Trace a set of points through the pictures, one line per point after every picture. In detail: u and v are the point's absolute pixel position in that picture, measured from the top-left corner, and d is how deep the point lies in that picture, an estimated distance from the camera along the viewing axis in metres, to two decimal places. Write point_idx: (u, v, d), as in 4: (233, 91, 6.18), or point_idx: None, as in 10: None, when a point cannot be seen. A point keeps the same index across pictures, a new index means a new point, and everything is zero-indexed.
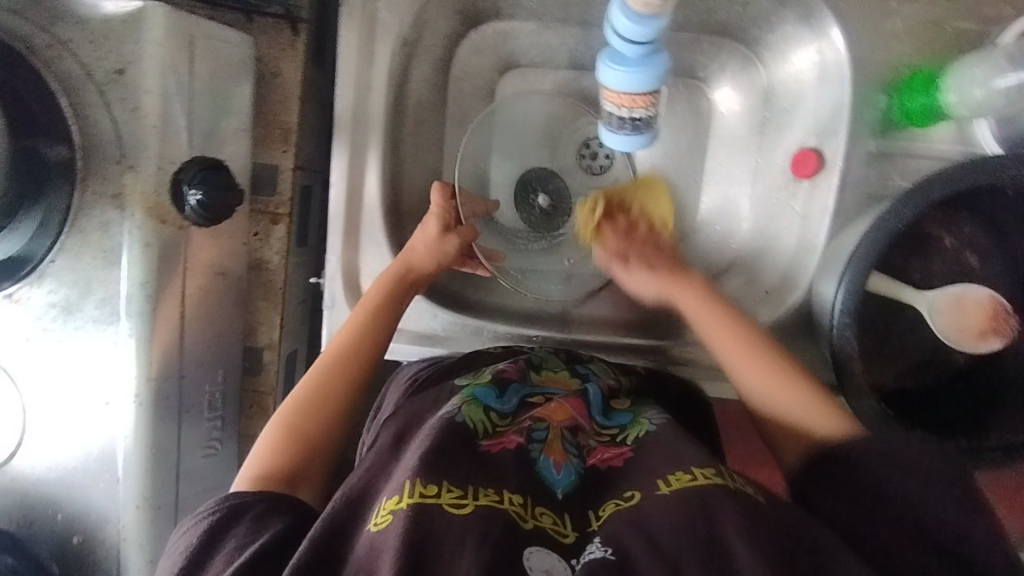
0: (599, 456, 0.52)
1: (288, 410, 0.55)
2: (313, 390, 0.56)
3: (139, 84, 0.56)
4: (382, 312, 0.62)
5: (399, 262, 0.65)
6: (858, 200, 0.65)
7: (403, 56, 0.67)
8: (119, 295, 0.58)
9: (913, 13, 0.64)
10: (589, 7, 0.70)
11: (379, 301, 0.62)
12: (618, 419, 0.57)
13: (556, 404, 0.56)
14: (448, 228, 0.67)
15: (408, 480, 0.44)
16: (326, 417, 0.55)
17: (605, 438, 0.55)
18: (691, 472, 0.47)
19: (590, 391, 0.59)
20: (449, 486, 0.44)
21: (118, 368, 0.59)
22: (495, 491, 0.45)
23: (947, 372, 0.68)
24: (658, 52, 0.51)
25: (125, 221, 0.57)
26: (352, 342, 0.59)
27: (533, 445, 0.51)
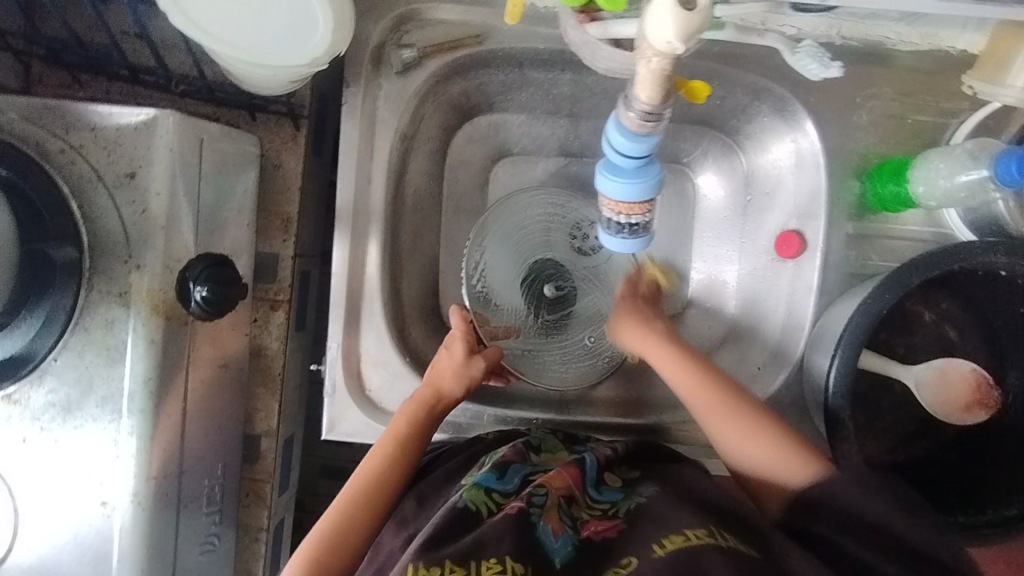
0: (593, 528, 0.54)
1: (313, 541, 0.55)
2: (338, 518, 0.56)
3: (149, 186, 0.57)
4: (405, 449, 0.61)
5: (429, 390, 0.64)
6: (840, 279, 0.69)
7: (402, 149, 0.70)
8: (121, 392, 0.57)
9: (878, 106, 0.69)
10: (578, 101, 0.74)
11: (407, 431, 0.62)
12: (610, 493, 0.59)
13: (554, 471, 0.58)
14: (472, 350, 0.67)
15: (412, 561, 0.48)
16: (346, 551, 0.55)
17: (597, 513, 0.56)
18: (682, 533, 0.50)
19: (587, 460, 0.61)
20: (452, 565, 0.47)
21: (118, 467, 0.58)
22: (497, 560, 0.48)
23: (936, 444, 0.70)
24: (653, 162, 0.50)
25: (130, 318, 0.57)
26: (381, 471, 0.59)
27: (534, 509, 0.53)
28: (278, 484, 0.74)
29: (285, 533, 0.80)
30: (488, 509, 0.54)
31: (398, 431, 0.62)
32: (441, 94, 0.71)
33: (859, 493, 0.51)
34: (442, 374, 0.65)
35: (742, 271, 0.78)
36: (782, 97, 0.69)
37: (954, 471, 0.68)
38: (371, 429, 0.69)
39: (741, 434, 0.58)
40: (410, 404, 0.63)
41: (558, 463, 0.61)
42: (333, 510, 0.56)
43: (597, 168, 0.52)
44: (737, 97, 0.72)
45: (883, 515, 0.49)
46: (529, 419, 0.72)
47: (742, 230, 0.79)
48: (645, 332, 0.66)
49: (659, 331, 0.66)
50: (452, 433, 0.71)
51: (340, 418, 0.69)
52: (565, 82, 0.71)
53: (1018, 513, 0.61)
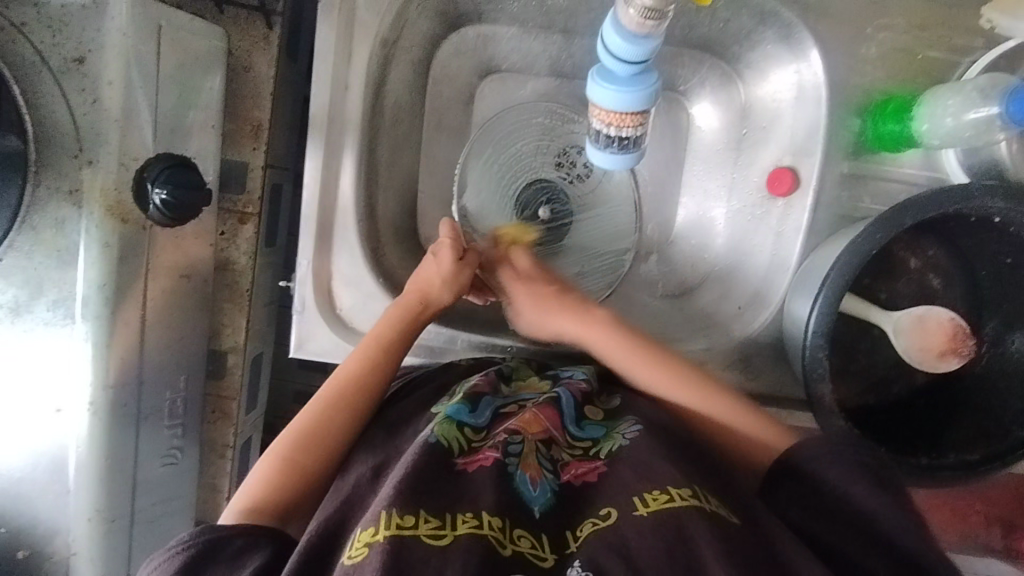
0: (573, 472, 0.53)
1: (287, 441, 0.54)
2: (312, 423, 0.55)
3: (99, 75, 0.52)
4: (383, 349, 0.59)
5: (415, 297, 0.63)
6: (830, 220, 0.67)
7: (382, 56, 0.65)
8: (75, 296, 0.54)
9: (889, 38, 0.65)
10: (573, 16, 0.69)
11: (389, 337, 0.60)
12: (592, 430, 0.58)
13: (530, 415, 0.56)
14: (461, 258, 0.66)
15: (386, 507, 0.44)
16: (323, 453, 0.54)
17: (579, 451, 0.55)
18: (667, 491, 0.48)
19: (563, 398, 0.59)
20: (427, 515, 0.44)
21: (73, 373, 0.55)
22: (475, 515, 0.46)
23: (905, 388, 0.70)
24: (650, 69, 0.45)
25: (82, 219, 0.54)
26: (360, 374, 0.58)
27: (510, 460, 0.51)
28: (245, 402, 0.73)
29: (253, 451, 0.80)
30: (459, 447, 0.52)
31: (380, 337, 0.60)
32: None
33: (873, 495, 0.47)
34: (428, 283, 0.64)
35: (729, 207, 0.76)
36: (788, 23, 0.65)
37: (921, 417, 0.69)
38: (341, 348, 0.67)
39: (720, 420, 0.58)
40: (394, 312, 0.62)
41: (533, 400, 0.59)
42: (307, 412, 0.56)
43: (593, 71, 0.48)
44: (742, 21, 0.68)
45: (891, 516, 0.46)
46: (505, 346, 0.71)
47: (734, 165, 0.76)
48: (584, 324, 0.65)
49: (576, 319, 0.65)
50: (428, 357, 0.69)
51: (310, 336, 0.67)
52: None
53: (980, 458, 0.63)
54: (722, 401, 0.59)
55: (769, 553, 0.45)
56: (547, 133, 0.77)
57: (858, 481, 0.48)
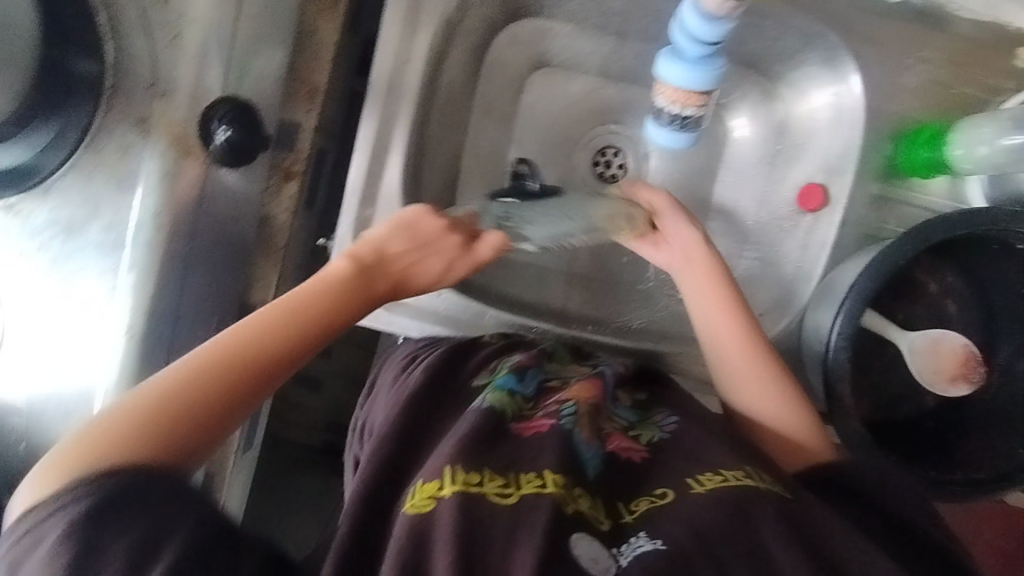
0: (618, 444, 0.55)
1: (178, 388, 0.46)
2: (199, 377, 0.46)
3: (184, 12, 0.55)
4: (309, 312, 0.51)
5: (385, 276, 0.56)
6: (858, 238, 0.70)
7: (445, 33, 0.68)
8: (128, 221, 0.56)
9: (926, 71, 0.68)
10: (628, 19, 0.74)
11: (336, 310, 0.52)
12: (630, 414, 0.59)
13: (579, 386, 0.57)
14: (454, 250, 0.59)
15: (448, 464, 0.47)
16: (197, 419, 0.45)
17: (619, 426, 0.57)
18: (721, 473, 0.51)
19: (605, 376, 0.61)
20: (492, 474, 0.47)
21: (115, 296, 0.56)
22: (536, 475, 0.48)
23: (916, 410, 0.71)
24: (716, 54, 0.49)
25: (147, 147, 0.55)
26: (285, 341, 0.49)
27: (566, 421, 0.53)
28: None
29: None
30: (511, 413, 0.54)
31: (324, 306, 0.52)
32: None
33: (923, 518, 0.53)
34: (411, 272, 0.57)
35: (759, 218, 0.78)
36: (832, 45, 0.68)
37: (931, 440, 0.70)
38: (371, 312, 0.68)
39: (744, 380, 0.60)
40: (349, 282, 0.54)
41: (577, 375, 0.60)
42: (179, 366, 0.46)
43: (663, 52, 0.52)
44: (788, 40, 0.71)
45: (911, 503, 0.54)
46: (529, 327, 0.71)
47: (766, 179, 0.78)
48: (728, 310, 0.61)
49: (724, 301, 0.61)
50: (450, 330, 0.70)
51: None
52: None
53: (984, 478, 0.63)
54: (779, 380, 0.60)
55: (819, 537, 0.48)
56: (586, 130, 0.80)
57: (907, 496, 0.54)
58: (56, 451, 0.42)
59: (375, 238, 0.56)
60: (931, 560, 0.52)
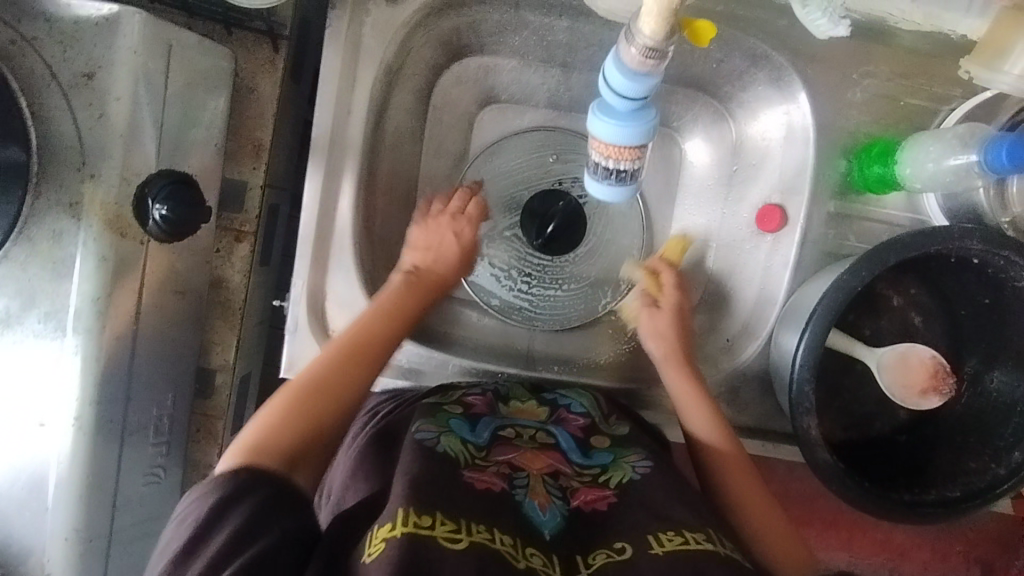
0: (583, 498, 0.54)
1: (315, 386, 0.54)
2: (332, 369, 0.55)
3: (108, 90, 0.53)
4: (398, 315, 0.60)
5: (432, 275, 0.65)
6: (817, 257, 0.69)
7: (386, 82, 0.67)
8: (67, 309, 0.54)
9: (873, 85, 0.68)
10: (574, 51, 0.71)
11: (401, 305, 0.61)
12: (598, 458, 0.59)
13: (535, 454, 0.57)
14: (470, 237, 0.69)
15: (403, 505, 0.45)
16: (337, 402, 0.54)
17: (588, 478, 0.57)
18: (683, 534, 0.49)
19: (560, 435, 0.61)
20: (444, 518, 0.45)
21: (57, 385, 0.55)
22: (488, 529, 0.46)
23: (888, 424, 0.72)
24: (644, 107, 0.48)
25: (80, 232, 0.54)
26: (380, 327, 0.59)
27: (516, 490, 0.52)
28: (230, 421, 0.73)
29: None
30: (464, 459, 0.53)
31: (398, 306, 0.61)
32: (432, 28, 0.68)
33: None
34: (445, 260, 0.67)
35: (721, 240, 0.78)
36: (778, 66, 0.68)
37: (903, 454, 0.70)
38: None
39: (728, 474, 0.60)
40: (405, 284, 0.63)
41: (534, 437, 0.60)
42: (309, 376, 0.54)
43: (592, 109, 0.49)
44: (734, 62, 0.70)
45: None
46: (494, 371, 0.71)
47: (724, 201, 0.78)
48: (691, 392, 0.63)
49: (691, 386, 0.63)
50: (413, 380, 0.69)
51: (301, 356, 0.67)
52: (561, 29, 0.68)
53: (957, 496, 0.63)
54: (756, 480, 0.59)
55: None
56: (539, 160, 0.78)
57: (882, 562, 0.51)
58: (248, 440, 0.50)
59: (416, 248, 0.67)
60: None
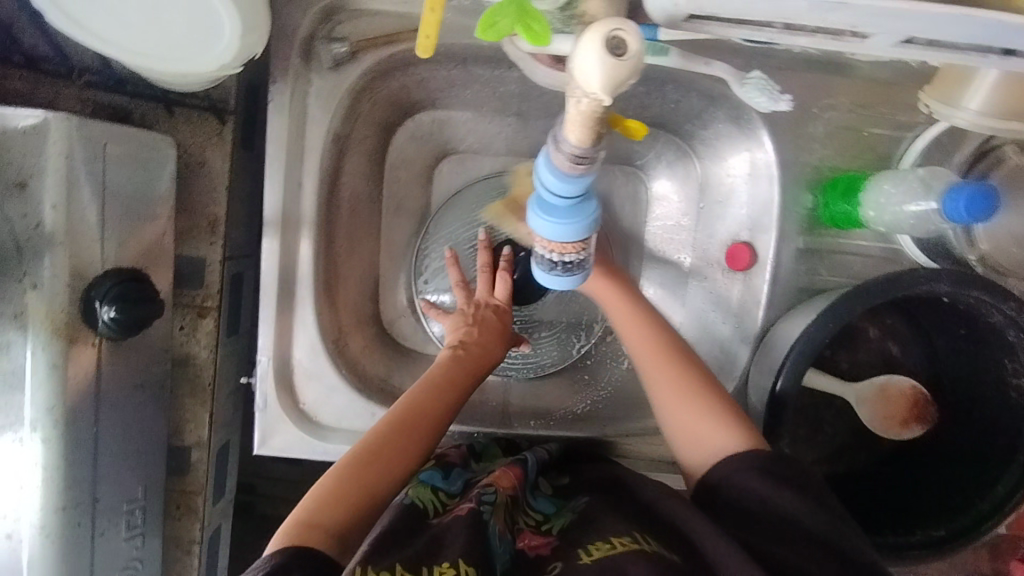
0: (526, 542, 0.53)
1: (365, 457, 0.51)
2: (383, 441, 0.53)
3: (42, 199, 0.52)
4: (450, 387, 0.58)
5: (479, 352, 0.63)
6: (788, 295, 0.67)
7: (336, 150, 0.66)
8: (22, 418, 0.53)
9: (834, 118, 0.66)
10: (527, 101, 0.69)
11: (453, 377, 0.59)
12: (542, 505, 0.58)
13: (500, 472, 0.58)
14: (502, 307, 0.68)
15: (359, 564, 0.45)
16: (388, 475, 0.52)
17: (532, 522, 0.56)
18: (609, 540, 0.50)
19: (527, 465, 0.61)
20: (402, 572, 0.45)
21: (20, 476, 0.54)
22: (449, 566, 0.46)
23: (870, 455, 0.71)
24: (586, 205, 0.43)
25: (27, 342, 0.52)
26: (431, 397, 0.57)
27: (483, 507, 0.52)
28: (210, 496, 0.72)
29: (223, 540, 0.79)
30: (434, 509, 0.54)
31: (451, 377, 0.59)
32: (378, 90, 0.66)
33: (815, 518, 0.47)
34: (487, 331, 0.65)
35: (693, 276, 0.77)
36: (737, 106, 0.66)
37: (887, 487, 0.69)
38: (306, 443, 0.66)
39: (665, 387, 0.58)
40: (461, 356, 0.61)
41: (500, 465, 0.60)
42: (356, 450, 0.52)
43: (529, 203, 0.45)
44: (692, 101, 0.69)
45: (802, 510, 0.47)
46: (467, 433, 0.70)
47: (693, 237, 0.77)
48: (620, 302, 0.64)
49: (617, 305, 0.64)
50: None
51: (272, 432, 0.66)
52: (512, 80, 0.66)
53: (942, 535, 0.61)
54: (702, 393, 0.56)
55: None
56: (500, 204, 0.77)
57: (777, 487, 0.48)
58: (300, 515, 0.47)
59: (462, 322, 0.66)
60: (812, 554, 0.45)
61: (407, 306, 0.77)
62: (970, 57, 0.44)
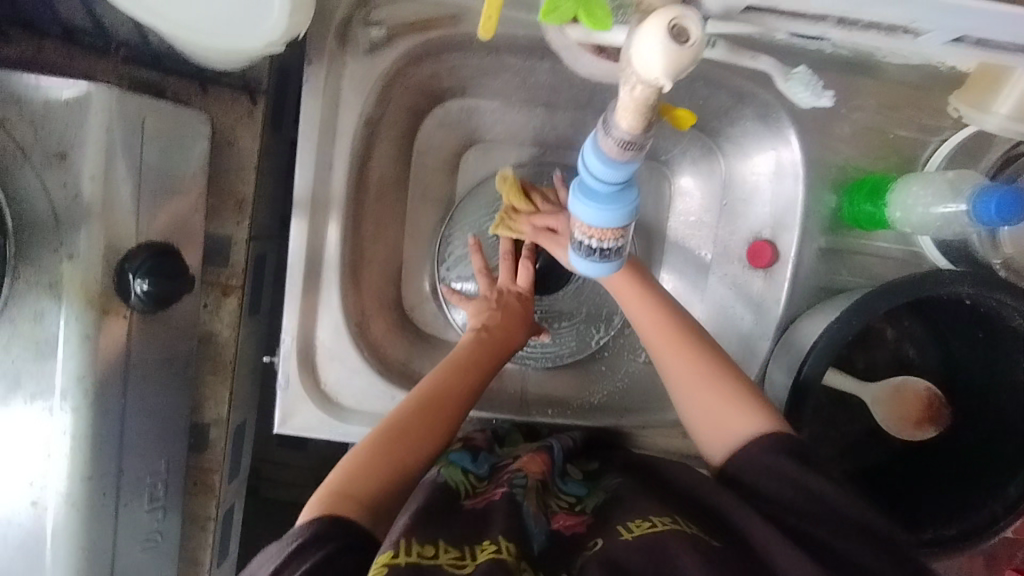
0: (562, 521, 0.52)
1: (394, 432, 0.53)
2: (411, 416, 0.54)
3: (81, 170, 0.52)
4: (475, 370, 0.59)
5: (503, 337, 0.64)
6: (809, 294, 0.68)
7: (367, 133, 0.66)
8: (53, 387, 0.53)
9: (861, 119, 0.66)
10: (557, 92, 0.70)
11: (478, 359, 0.60)
12: (573, 487, 0.58)
13: (529, 459, 0.58)
14: (526, 294, 0.69)
15: (403, 536, 0.44)
16: (417, 451, 0.53)
17: (565, 504, 0.55)
18: (650, 519, 0.49)
19: (556, 453, 0.61)
20: (445, 547, 0.45)
21: (49, 445, 0.54)
22: (492, 542, 0.46)
23: (884, 454, 0.72)
24: (628, 192, 0.44)
25: (61, 312, 0.53)
26: (457, 377, 0.58)
27: (516, 490, 0.53)
28: (227, 474, 0.73)
29: (236, 519, 0.79)
30: (465, 489, 0.54)
31: (477, 359, 0.60)
32: (410, 76, 0.67)
33: (851, 502, 0.48)
34: (511, 317, 0.66)
35: (712, 273, 0.78)
36: (766, 104, 0.66)
37: (900, 486, 0.70)
38: (327, 423, 0.66)
39: (677, 357, 0.58)
40: (485, 340, 0.62)
41: (528, 452, 0.61)
42: (385, 424, 0.53)
43: (571, 190, 0.46)
44: (720, 98, 0.69)
45: (845, 500, 0.48)
46: (486, 419, 0.70)
47: (714, 234, 0.78)
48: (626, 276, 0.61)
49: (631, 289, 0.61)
50: None
51: (293, 412, 0.66)
52: (543, 70, 0.67)
53: (955, 533, 0.62)
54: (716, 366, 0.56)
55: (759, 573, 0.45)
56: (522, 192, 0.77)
57: (810, 471, 0.49)
58: (332, 484, 0.49)
59: (486, 306, 0.67)
60: (854, 541, 0.46)
61: (428, 292, 0.78)
62: (1008, 57, 0.46)
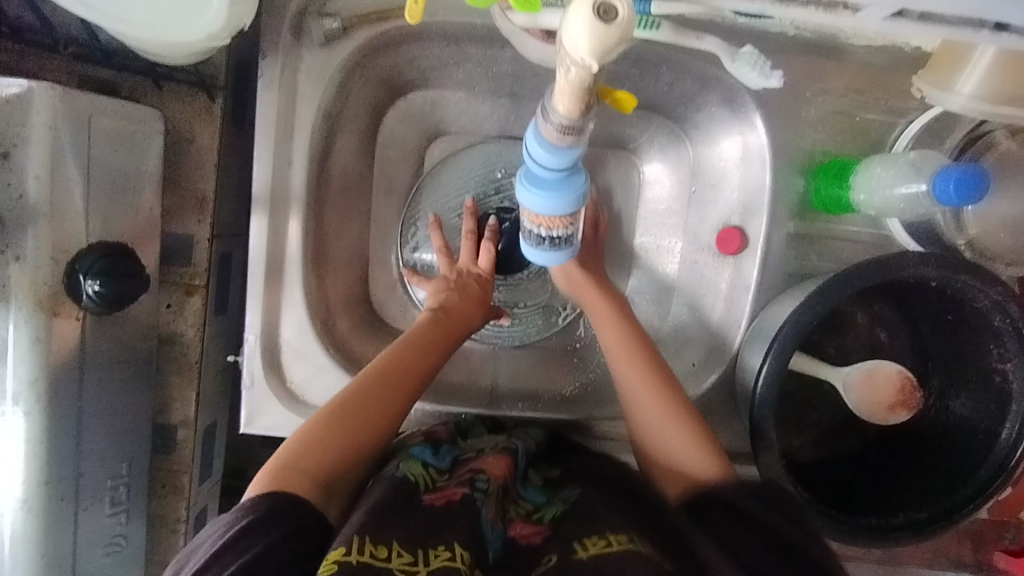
0: (518, 530, 0.51)
1: (344, 407, 0.53)
2: (363, 392, 0.54)
3: (26, 169, 0.51)
4: (431, 348, 0.59)
5: (460, 316, 0.63)
6: (779, 280, 0.67)
7: (326, 127, 0.65)
8: (4, 391, 0.53)
9: (827, 102, 0.66)
10: (520, 82, 0.69)
11: (434, 337, 0.60)
12: (533, 494, 0.57)
13: (492, 461, 0.57)
14: (485, 276, 0.68)
15: (357, 535, 0.44)
16: (367, 426, 0.53)
17: (524, 512, 0.54)
18: (606, 537, 0.48)
19: (519, 454, 0.60)
20: (400, 549, 0.44)
21: (3, 450, 0.53)
22: (446, 548, 0.45)
23: (858, 439, 0.71)
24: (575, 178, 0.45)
25: (10, 315, 0.52)
26: (411, 353, 0.57)
27: (476, 494, 0.52)
28: (197, 476, 0.72)
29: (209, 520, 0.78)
30: (424, 484, 0.53)
31: (432, 337, 0.60)
32: (369, 68, 0.66)
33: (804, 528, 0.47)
34: (470, 298, 0.65)
35: (684, 261, 0.77)
36: (731, 89, 0.65)
37: (873, 472, 0.69)
38: (293, 422, 0.65)
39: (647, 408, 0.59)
40: (441, 318, 0.62)
41: (490, 451, 0.60)
42: (337, 400, 0.53)
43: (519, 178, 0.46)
44: (685, 84, 0.68)
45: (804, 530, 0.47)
46: (455, 413, 0.69)
47: (685, 222, 0.77)
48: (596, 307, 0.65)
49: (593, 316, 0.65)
50: None
51: (258, 411, 0.65)
52: (504, 60, 0.65)
53: (927, 517, 0.61)
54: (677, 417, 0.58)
55: None
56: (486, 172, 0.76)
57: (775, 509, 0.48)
58: (282, 459, 0.49)
59: (444, 286, 0.66)
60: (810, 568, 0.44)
61: (397, 287, 0.77)
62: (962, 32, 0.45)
